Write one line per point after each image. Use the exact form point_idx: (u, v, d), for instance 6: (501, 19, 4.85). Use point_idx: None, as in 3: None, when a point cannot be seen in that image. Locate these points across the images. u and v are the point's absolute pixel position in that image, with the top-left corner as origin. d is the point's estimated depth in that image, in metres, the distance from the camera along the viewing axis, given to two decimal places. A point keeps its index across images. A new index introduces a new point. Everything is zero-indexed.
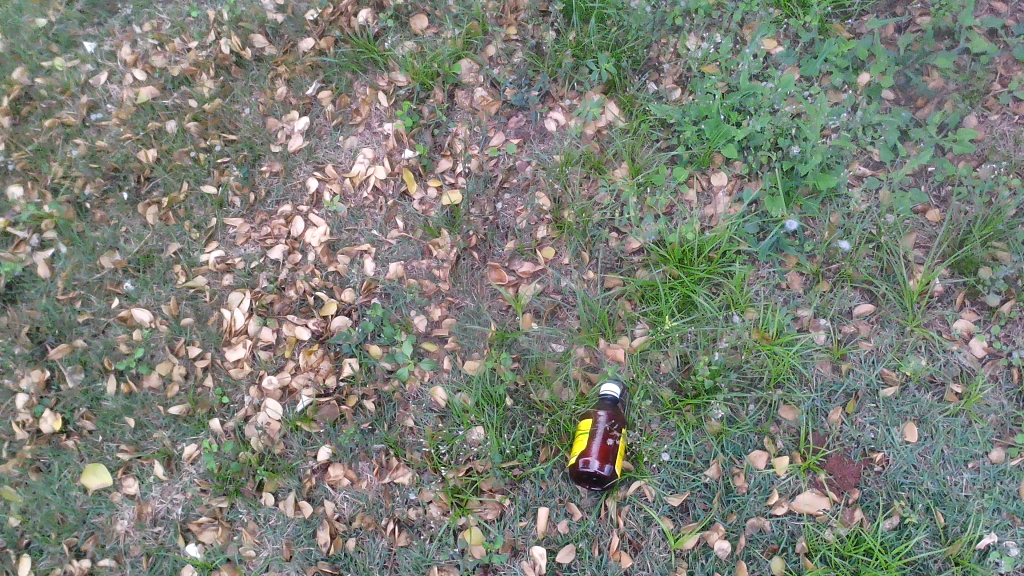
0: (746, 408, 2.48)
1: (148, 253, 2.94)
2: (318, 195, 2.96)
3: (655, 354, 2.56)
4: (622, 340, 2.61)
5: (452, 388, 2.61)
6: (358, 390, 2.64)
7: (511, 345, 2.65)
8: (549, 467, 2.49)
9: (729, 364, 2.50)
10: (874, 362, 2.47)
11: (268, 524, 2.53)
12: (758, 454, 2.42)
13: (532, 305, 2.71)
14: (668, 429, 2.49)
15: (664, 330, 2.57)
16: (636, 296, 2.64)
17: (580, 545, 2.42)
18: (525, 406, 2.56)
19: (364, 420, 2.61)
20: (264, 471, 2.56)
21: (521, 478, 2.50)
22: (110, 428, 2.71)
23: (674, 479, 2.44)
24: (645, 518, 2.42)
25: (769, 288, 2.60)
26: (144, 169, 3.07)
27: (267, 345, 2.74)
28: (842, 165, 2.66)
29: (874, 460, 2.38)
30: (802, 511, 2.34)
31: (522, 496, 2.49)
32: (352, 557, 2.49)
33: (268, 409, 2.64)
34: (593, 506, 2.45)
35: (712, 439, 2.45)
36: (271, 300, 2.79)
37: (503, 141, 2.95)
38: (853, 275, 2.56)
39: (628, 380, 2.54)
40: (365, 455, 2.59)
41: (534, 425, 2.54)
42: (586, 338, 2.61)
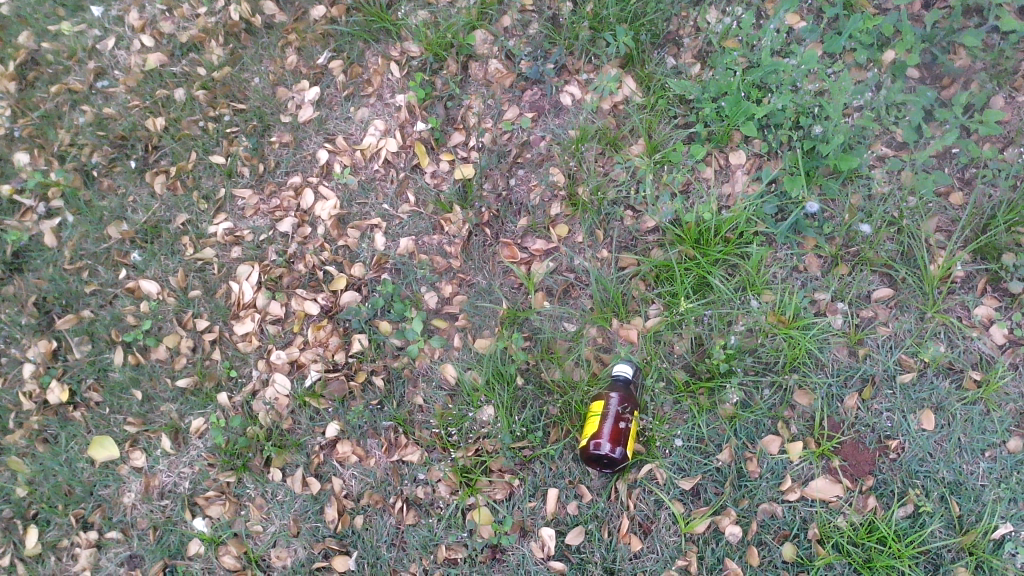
0: (761, 392, 2.44)
1: (156, 223, 2.90)
2: (329, 167, 2.92)
3: (669, 336, 2.53)
4: (635, 321, 2.57)
5: (463, 366, 2.58)
6: (367, 366, 2.61)
7: (523, 324, 2.62)
8: (559, 448, 2.46)
9: (745, 347, 2.46)
10: (892, 348, 2.43)
11: (275, 499, 2.51)
12: (772, 439, 2.39)
13: (545, 283, 2.67)
14: (681, 412, 2.46)
15: (679, 312, 2.52)
16: (650, 277, 2.60)
17: (590, 527, 2.39)
18: (536, 386, 2.53)
19: (373, 398, 2.58)
20: (272, 447, 2.54)
21: (531, 458, 2.47)
22: (117, 401, 2.69)
23: (686, 463, 2.42)
24: (656, 501, 2.40)
25: (786, 270, 2.56)
26: (152, 137, 3.02)
27: (276, 319, 2.71)
28: (864, 145, 2.60)
29: (889, 447, 2.35)
30: (815, 497, 2.31)
31: (531, 476, 2.46)
32: (359, 534, 2.47)
33: (277, 384, 2.61)
34: (603, 488, 2.43)
35: (726, 423, 2.42)
36: (280, 274, 2.76)
37: (517, 114, 2.89)
38: (873, 259, 2.51)
39: (641, 361, 2.50)
40: (373, 432, 2.56)
41: (545, 406, 2.51)
42: (599, 317, 2.57)
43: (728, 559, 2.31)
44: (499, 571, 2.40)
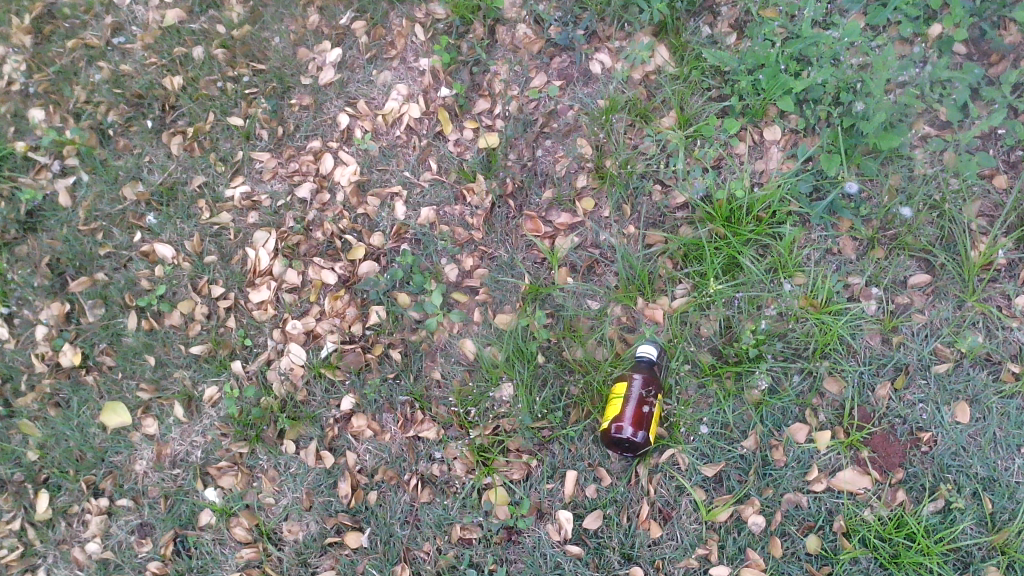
0: (790, 378, 2.36)
1: (172, 185, 2.83)
2: (349, 132, 2.84)
3: (696, 318, 2.45)
4: (661, 301, 2.49)
5: (482, 342, 2.51)
6: (384, 339, 2.56)
7: (545, 301, 2.55)
8: (579, 430, 2.40)
9: (775, 332, 2.38)
10: (927, 337, 2.35)
11: (288, 472, 2.46)
12: (800, 428, 2.31)
13: (569, 259, 2.59)
14: (705, 396, 2.39)
15: (708, 293, 2.44)
16: (678, 255, 2.52)
17: (609, 512, 2.33)
18: (556, 364, 2.46)
19: (390, 371, 2.53)
20: (286, 419, 2.49)
21: (550, 439, 2.41)
22: (130, 366, 2.64)
23: (710, 449, 2.34)
24: (677, 487, 2.33)
25: (820, 252, 2.47)
26: (169, 97, 2.94)
27: (292, 288, 2.65)
28: (907, 123, 2.47)
29: (921, 439, 2.27)
30: (843, 488, 2.24)
31: (550, 457, 2.40)
32: (372, 510, 2.41)
33: (291, 354, 2.56)
34: (623, 472, 2.36)
35: (752, 409, 2.34)
36: (297, 241, 2.71)
37: (545, 82, 2.79)
38: (911, 244, 2.42)
39: (666, 343, 2.43)
40: (389, 407, 2.50)
41: (566, 385, 2.44)
42: (623, 296, 2.50)
43: (750, 549, 2.25)
44: (514, 553, 2.34)
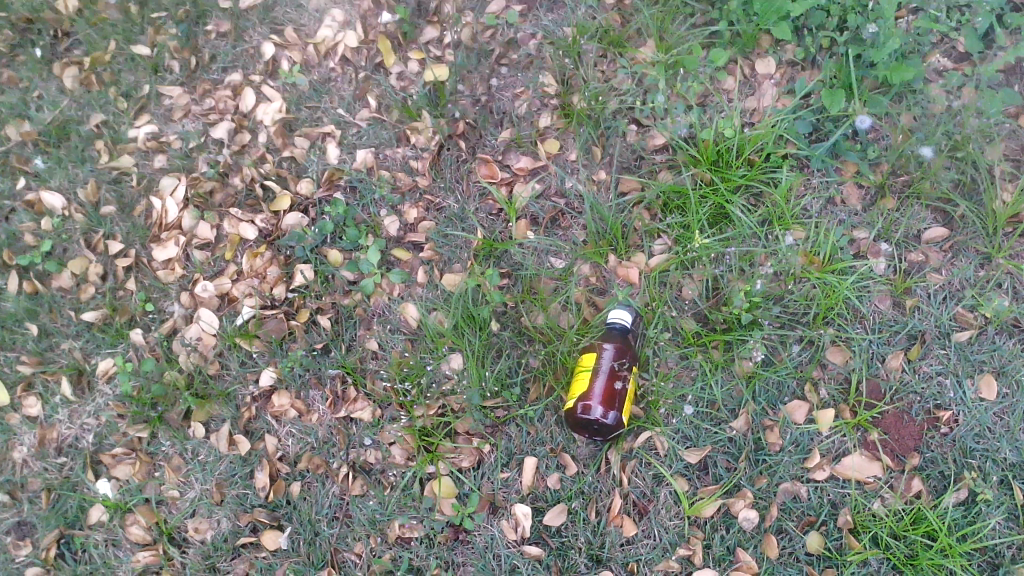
0: (788, 348, 2.00)
1: (64, 124, 2.41)
2: (275, 64, 2.43)
3: (678, 279, 2.08)
4: (637, 259, 2.13)
5: (426, 306, 2.14)
6: (311, 303, 2.17)
7: (501, 258, 2.17)
8: (540, 409, 2.03)
9: (770, 294, 2.02)
10: (946, 299, 2.01)
11: (196, 460, 2.08)
12: (798, 405, 1.97)
13: (529, 210, 2.22)
14: (688, 369, 2.02)
15: (693, 249, 2.07)
16: (657, 205, 2.15)
17: (574, 505, 1.97)
18: (514, 333, 2.09)
19: (318, 340, 2.14)
20: (191, 398, 2.09)
21: (505, 420, 2.04)
22: (9, 336, 2.22)
23: (693, 431, 1.99)
24: (654, 476, 1.98)
25: (821, 202, 2.12)
26: (63, 22, 2.52)
27: (204, 244, 2.26)
28: (920, 54, 2.13)
29: (939, 419, 1.93)
30: (849, 477, 1.91)
31: (505, 441, 2.03)
32: (295, 505, 2.03)
33: (202, 321, 2.17)
34: (591, 458, 2.00)
35: (743, 384, 1.99)
36: (210, 188, 2.30)
37: (503, 7, 2.40)
38: (926, 192, 2.08)
39: (643, 307, 2.06)
40: (316, 383, 2.12)
41: (525, 357, 2.07)
42: (592, 253, 2.13)
43: (741, 549, 1.91)
44: (461, 555, 1.97)
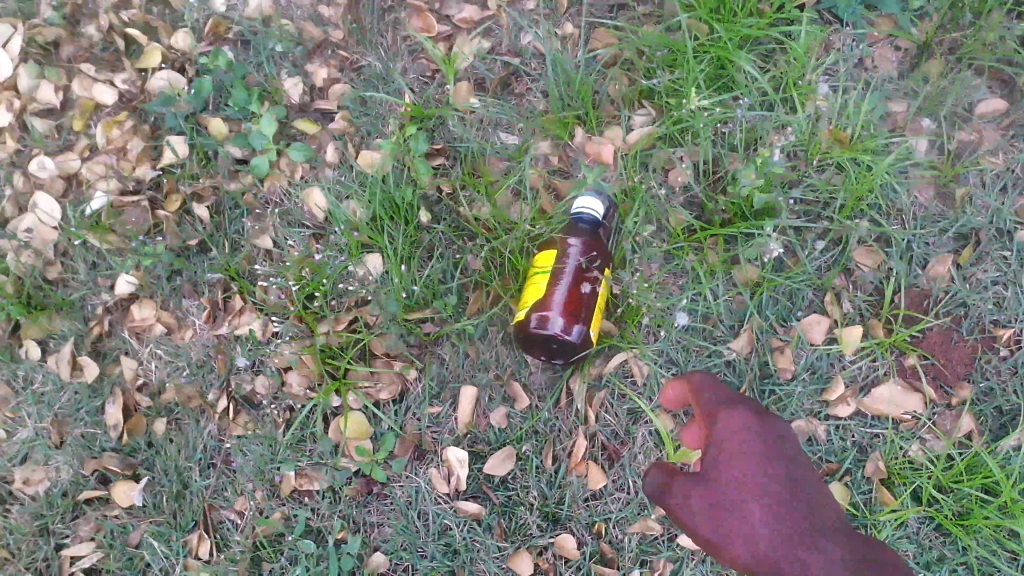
0: (809, 246, 1.54)
1: None
2: None
3: (664, 158, 1.59)
4: (612, 134, 1.62)
5: (338, 194, 1.63)
6: (184, 188, 1.64)
7: (434, 132, 1.65)
8: (482, 325, 1.54)
9: (789, 176, 1.53)
10: (1005, 189, 1.56)
11: (27, 390, 1.57)
12: (816, 321, 1.52)
13: (472, 71, 1.70)
14: (674, 274, 1.56)
15: (688, 115, 1.56)
16: (636, 65, 1.63)
17: (525, 450, 1.52)
18: (450, 227, 1.60)
19: (193, 236, 1.62)
20: (18, 307, 1.56)
21: (436, 339, 1.56)
22: None
23: (681, 355, 1.53)
24: (630, 412, 1.53)
25: (847, 69, 1.62)
26: None
27: (45, 111, 1.69)
28: None
29: (997, 340, 1.50)
30: (880, 413, 1.49)
31: (437, 367, 1.55)
32: (159, 449, 1.54)
33: (38, 210, 1.63)
34: (548, 389, 1.54)
35: (746, 293, 1.53)
36: (54, 37, 1.69)
37: None
38: (983, 53, 1.59)
39: (620, 195, 1.56)
40: (191, 291, 1.62)
41: (463, 257, 1.58)
42: (554, 124, 1.62)
43: None
44: (376, 512, 1.52)
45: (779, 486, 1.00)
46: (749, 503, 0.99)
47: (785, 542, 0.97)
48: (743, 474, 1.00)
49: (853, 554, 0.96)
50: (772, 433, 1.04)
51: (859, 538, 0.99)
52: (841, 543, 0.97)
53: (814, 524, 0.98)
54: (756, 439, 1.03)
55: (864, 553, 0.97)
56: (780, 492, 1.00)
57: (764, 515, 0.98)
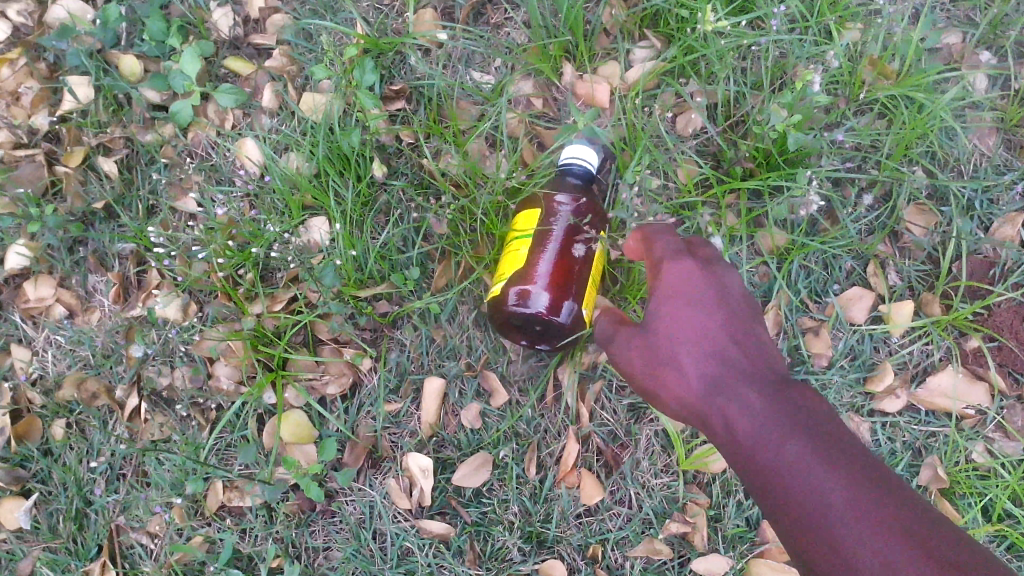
0: (853, 203, 1.26)
1: None
2: None
3: (670, 99, 1.31)
4: (608, 70, 1.34)
5: (277, 146, 1.35)
6: (89, 139, 1.35)
7: (391, 70, 1.35)
8: (451, 303, 1.27)
9: (828, 117, 1.25)
10: None
11: None
12: (858, 296, 1.25)
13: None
14: None
15: (702, 45, 1.26)
16: None
17: (503, 457, 1.24)
18: (411, 184, 1.31)
19: (99, 197, 1.33)
20: None
21: (395, 321, 1.28)
22: None
23: None
24: (632, 410, 1.25)
25: None
26: None
27: None
28: None
29: None
30: (935, 408, 1.22)
31: (396, 356, 1.27)
32: (56, 458, 1.26)
33: None
34: (533, 381, 1.26)
35: (771, 261, 1.26)
36: None
37: None
38: None
39: (617, 143, 1.28)
40: (98, 265, 1.33)
41: (426, 219, 1.29)
42: (539, 58, 1.31)
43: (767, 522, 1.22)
44: (321, 532, 1.25)
45: (707, 329, 0.93)
46: (673, 343, 0.93)
47: (709, 387, 0.90)
48: (684, 320, 0.94)
49: (783, 401, 0.85)
50: (712, 274, 0.98)
51: (805, 390, 0.87)
52: (772, 392, 0.87)
53: (747, 374, 0.89)
54: (687, 276, 0.96)
55: (800, 405, 0.85)
56: (711, 340, 0.92)
57: (701, 365, 0.91)
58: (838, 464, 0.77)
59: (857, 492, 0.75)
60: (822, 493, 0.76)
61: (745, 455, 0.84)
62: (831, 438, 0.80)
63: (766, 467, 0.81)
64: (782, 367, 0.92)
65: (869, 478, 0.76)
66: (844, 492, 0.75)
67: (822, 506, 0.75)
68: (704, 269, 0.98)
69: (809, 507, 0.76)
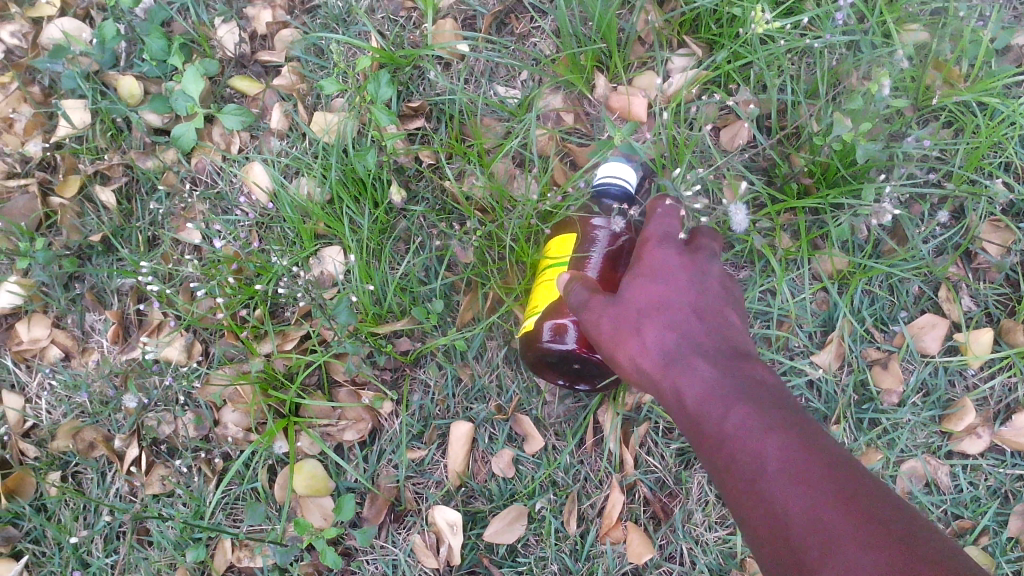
0: (923, 222, 1.14)
1: None
2: None
3: (712, 112, 1.20)
4: (645, 82, 1.23)
5: (289, 170, 1.25)
6: (86, 165, 1.25)
7: (410, 85, 1.25)
8: (479, 339, 1.16)
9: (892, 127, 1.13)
10: None
11: None
12: (932, 323, 1.13)
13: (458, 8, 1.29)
14: (734, 265, 1.17)
15: (749, 51, 1.17)
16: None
17: (540, 509, 1.13)
18: (432, 208, 1.20)
19: (96, 230, 1.23)
20: None
21: (417, 359, 1.17)
22: None
23: None
24: (681, 454, 1.14)
25: None
26: None
27: None
28: None
29: None
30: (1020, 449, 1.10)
31: (420, 397, 1.17)
32: (52, 515, 1.16)
33: None
34: (571, 424, 1.15)
35: (832, 286, 1.14)
36: None
37: None
38: None
39: (656, 159, 1.17)
40: (96, 303, 1.23)
41: (450, 247, 1.19)
42: (570, 71, 1.21)
43: None
44: None
45: (674, 300, 0.83)
46: (640, 311, 0.83)
47: (666, 359, 0.79)
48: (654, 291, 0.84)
49: (742, 375, 0.76)
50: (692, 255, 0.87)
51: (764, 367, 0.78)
52: (729, 364, 0.77)
53: (707, 345, 0.80)
54: (665, 245, 0.87)
55: (759, 383, 0.75)
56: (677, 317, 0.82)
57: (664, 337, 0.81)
58: (793, 432, 0.68)
59: (802, 462, 0.65)
60: (772, 458, 0.66)
61: (698, 427, 0.74)
62: (786, 411, 0.71)
63: (714, 435, 0.71)
64: (746, 345, 0.82)
65: (828, 449, 0.67)
66: (786, 453, 0.66)
67: (762, 470, 0.66)
68: (684, 247, 0.88)
69: (752, 468, 0.67)
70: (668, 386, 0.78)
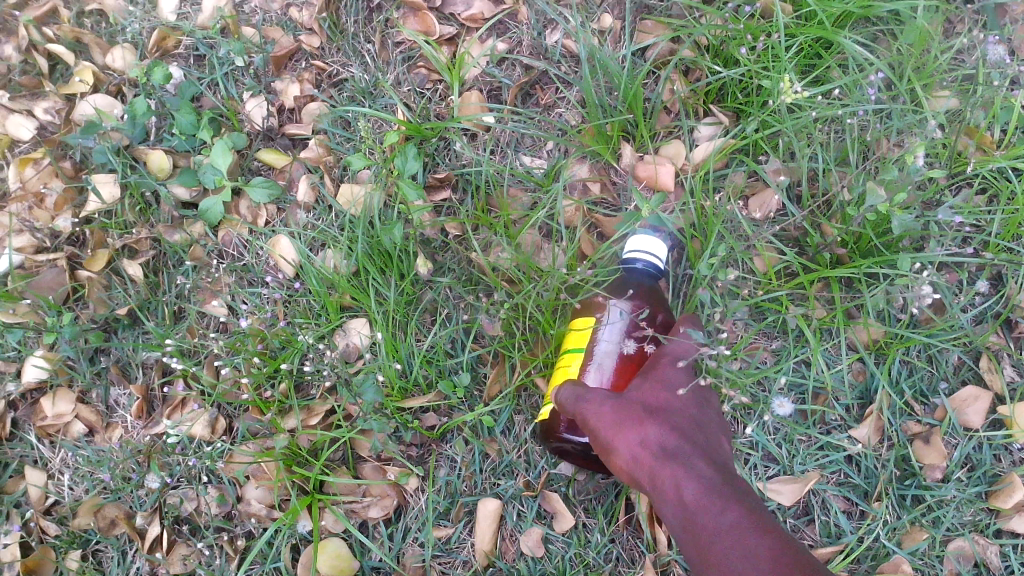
0: (962, 290, 1.11)
1: None
2: None
3: (739, 179, 1.19)
4: (672, 150, 1.22)
5: (315, 243, 1.25)
6: (114, 238, 1.25)
7: (434, 155, 1.26)
8: (507, 413, 1.15)
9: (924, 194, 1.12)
10: None
11: None
12: (975, 397, 1.09)
13: (484, 79, 1.30)
14: (766, 334, 1.14)
15: (777, 118, 1.17)
16: (702, 59, 1.22)
17: None
18: (458, 279, 1.19)
19: (122, 303, 1.23)
20: None
21: (443, 434, 1.15)
22: None
23: (784, 450, 1.11)
24: None
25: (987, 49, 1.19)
26: None
27: None
28: None
29: None
30: None
31: (446, 473, 1.15)
32: None
33: None
34: (601, 500, 1.13)
35: (868, 356, 1.11)
36: None
37: None
38: None
39: (684, 230, 1.17)
40: (121, 376, 1.22)
41: (477, 319, 1.17)
42: (596, 142, 1.22)
43: None
44: None
45: (674, 408, 0.88)
46: (645, 410, 0.87)
47: (665, 454, 0.83)
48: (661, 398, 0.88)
49: (729, 476, 0.82)
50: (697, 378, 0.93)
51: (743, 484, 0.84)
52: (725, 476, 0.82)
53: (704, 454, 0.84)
54: (675, 366, 0.92)
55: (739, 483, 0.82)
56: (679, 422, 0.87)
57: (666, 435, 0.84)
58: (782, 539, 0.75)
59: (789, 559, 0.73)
60: (758, 553, 0.73)
61: (689, 519, 0.78)
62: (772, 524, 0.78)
63: (705, 527, 0.77)
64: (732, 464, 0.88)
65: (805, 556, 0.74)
66: (779, 555, 0.73)
67: (751, 569, 0.72)
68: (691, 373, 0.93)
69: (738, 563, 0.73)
70: (664, 478, 0.81)
